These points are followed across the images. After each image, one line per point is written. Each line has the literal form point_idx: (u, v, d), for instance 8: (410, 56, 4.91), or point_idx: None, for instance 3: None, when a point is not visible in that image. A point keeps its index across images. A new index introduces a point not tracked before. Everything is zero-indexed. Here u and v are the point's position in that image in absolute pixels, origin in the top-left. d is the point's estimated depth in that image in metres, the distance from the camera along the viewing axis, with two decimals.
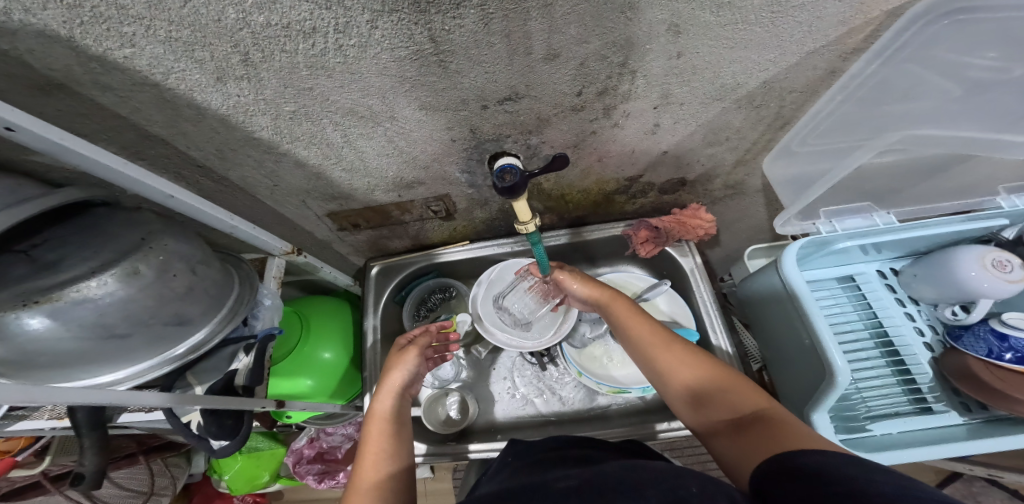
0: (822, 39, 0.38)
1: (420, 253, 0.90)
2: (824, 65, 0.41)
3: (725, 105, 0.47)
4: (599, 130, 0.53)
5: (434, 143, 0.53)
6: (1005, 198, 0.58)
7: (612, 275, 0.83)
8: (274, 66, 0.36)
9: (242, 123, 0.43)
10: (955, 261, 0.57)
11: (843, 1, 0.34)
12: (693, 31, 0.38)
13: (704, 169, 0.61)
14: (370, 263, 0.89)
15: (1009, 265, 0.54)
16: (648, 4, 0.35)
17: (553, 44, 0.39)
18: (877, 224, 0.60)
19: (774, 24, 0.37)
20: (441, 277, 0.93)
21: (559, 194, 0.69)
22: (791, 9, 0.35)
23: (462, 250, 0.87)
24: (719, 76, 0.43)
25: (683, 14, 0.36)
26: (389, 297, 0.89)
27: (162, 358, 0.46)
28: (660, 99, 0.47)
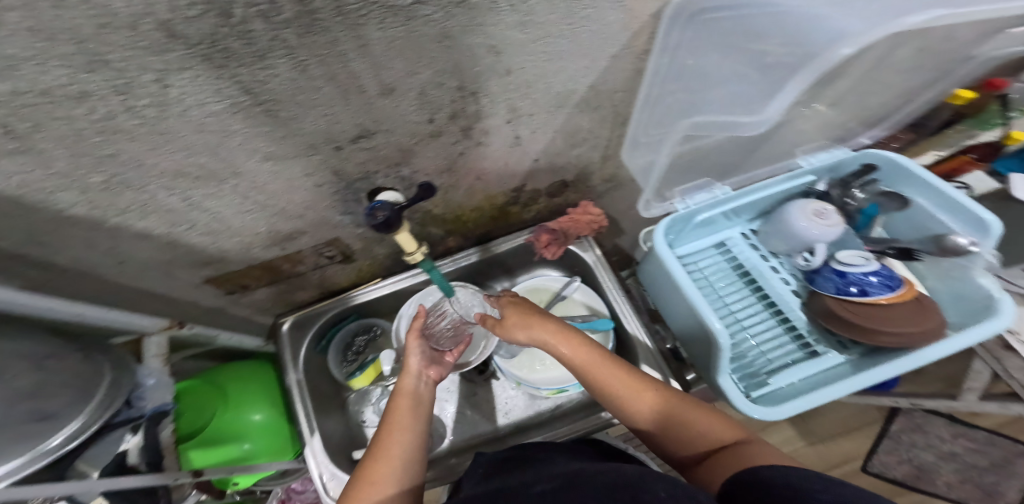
0: (616, 44, 0.41)
1: (334, 299, 0.86)
2: (630, 66, 0.44)
3: (569, 112, 0.49)
4: (466, 151, 0.50)
5: (296, 191, 0.51)
6: (804, 159, 0.68)
7: (528, 281, 0.85)
8: (51, 135, 0.31)
9: (43, 204, 0.38)
10: (791, 217, 0.66)
11: (617, 9, 0.36)
12: (512, 49, 0.37)
13: (578, 168, 0.64)
14: (280, 319, 0.84)
15: (825, 213, 0.64)
16: (462, 31, 0.33)
17: (385, 79, 0.36)
18: (718, 195, 0.68)
19: (576, 35, 0.38)
20: (363, 319, 0.90)
21: (453, 216, 0.70)
22: (581, 21, 0.36)
23: (377, 286, 0.86)
24: (550, 86, 0.43)
25: (496, 36, 0.35)
26: (308, 352, 0.84)
27: (33, 455, 0.36)
28: (511, 113, 0.46)
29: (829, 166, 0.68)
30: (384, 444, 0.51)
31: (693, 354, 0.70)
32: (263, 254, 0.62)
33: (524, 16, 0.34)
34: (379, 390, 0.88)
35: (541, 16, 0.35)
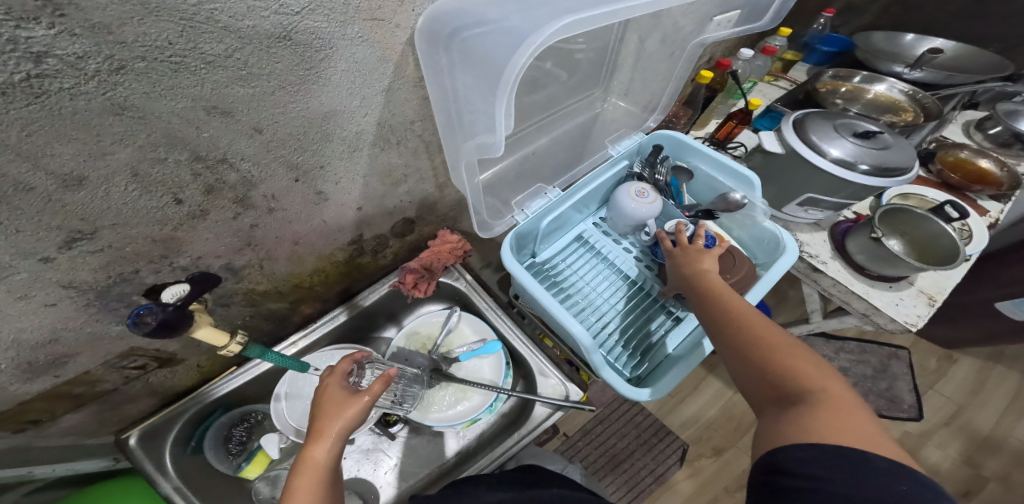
0: (384, 77, 0.36)
1: (189, 399, 0.65)
2: (412, 96, 0.40)
3: (369, 153, 0.43)
4: (259, 220, 0.42)
5: (18, 317, 0.37)
6: (613, 148, 0.74)
7: (410, 326, 0.79)
8: None
9: None
10: (621, 202, 0.72)
11: (364, 44, 0.31)
12: (244, 108, 0.29)
13: (417, 203, 0.60)
14: (121, 437, 0.60)
15: (644, 192, 0.72)
16: (142, 98, 0.25)
17: (54, 167, 0.26)
18: (552, 198, 0.68)
19: (325, 79, 0.32)
20: (235, 409, 0.70)
21: (293, 285, 0.60)
22: (323, 62, 0.30)
23: (238, 374, 0.68)
24: (328, 134, 0.37)
25: (208, 96, 0.27)
26: (176, 457, 0.63)
27: None
28: (295, 170, 0.38)
29: (632, 150, 0.76)
30: None
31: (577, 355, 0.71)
32: (26, 389, 0.46)
33: (238, 70, 0.27)
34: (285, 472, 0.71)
35: (264, 67, 0.28)
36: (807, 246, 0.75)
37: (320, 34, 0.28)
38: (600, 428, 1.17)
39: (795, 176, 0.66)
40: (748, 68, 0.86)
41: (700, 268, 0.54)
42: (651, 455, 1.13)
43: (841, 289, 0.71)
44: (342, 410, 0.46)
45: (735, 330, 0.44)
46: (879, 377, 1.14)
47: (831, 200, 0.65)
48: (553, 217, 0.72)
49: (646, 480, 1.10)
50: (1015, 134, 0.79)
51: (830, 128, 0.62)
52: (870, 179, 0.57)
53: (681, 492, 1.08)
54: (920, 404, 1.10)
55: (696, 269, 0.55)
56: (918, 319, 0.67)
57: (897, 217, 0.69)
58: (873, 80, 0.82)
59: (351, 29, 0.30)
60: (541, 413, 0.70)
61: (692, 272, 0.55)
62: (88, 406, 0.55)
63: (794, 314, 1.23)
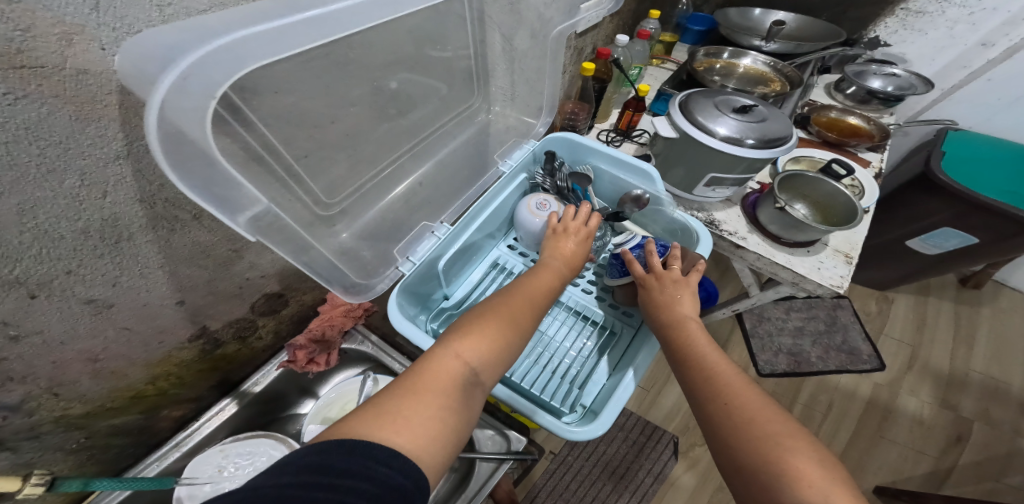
0: (105, 142, 0.26)
1: None
2: None
3: (150, 237, 0.33)
4: (9, 351, 0.31)
5: None
6: (504, 163, 0.66)
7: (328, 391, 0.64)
8: None
9: None
10: (525, 218, 0.66)
11: (22, 104, 0.22)
12: None
13: (276, 270, 0.49)
14: None
15: (546, 203, 0.66)
16: None
17: None
18: (441, 236, 0.57)
19: None
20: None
21: (134, 395, 0.47)
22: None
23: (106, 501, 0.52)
24: (52, 223, 0.27)
25: None
26: None
27: None
28: (22, 281, 0.28)
29: (524, 162, 0.69)
30: (511, 304, 0.43)
31: None
32: None
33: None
34: None
35: None
36: (724, 224, 0.71)
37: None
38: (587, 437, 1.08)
39: (692, 159, 0.62)
40: (628, 53, 0.83)
41: (677, 320, 0.45)
42: (644, 456, 1.06)
43: (766, 262, 0.68)
44: (580, 244, 0.55)
45: (717, 410, 0.36)
46: (834, 332, 1.15)
47: (732, 176, 0.61)
48: (453, 251, 0.63)
49: (647, 481, 1.02)
50: (868, 91, 0.83)
51: (711, 106, 0.59)
52: (759, 152, 0.54)
53: (685, 488, 1.02)
54: (878, 352, 1.10)
55: (674, 313, 0.46)
56: (841, 280, 0.65)
57: (796, 182, 0.67)
58: (739, 55, 0.83)
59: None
60: (483, 471, 0.61)
61: (669, 321, 0.46)
62: None
63: (738, 286, 1.23)
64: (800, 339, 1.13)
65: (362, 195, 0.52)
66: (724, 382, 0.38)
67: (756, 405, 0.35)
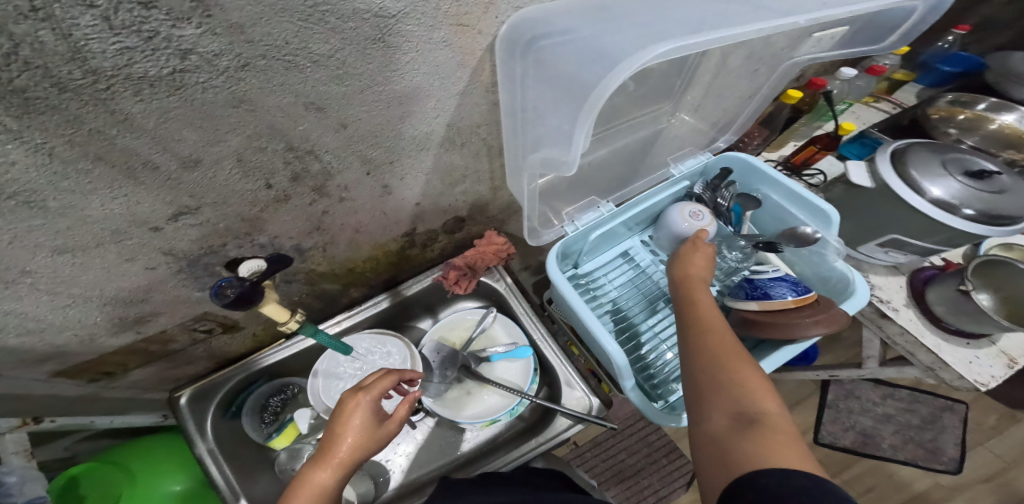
0: (458, 83, 0.37)
1: (236, 365, 0.72)
2: (482, 101, 0.41)
3: (435, 151, 0.45)
4: (330, 208, 0.45)
5: (133, 277, 0.43)
6: (676, 167, 0.72)
7: (445, 318, 0.82)
8: None
9: None
10: (672, 220, 0.70)
11: (447, 48, 0.33)
12: (337, 105, 0.33)
13: (470, 203, 0.60)
14: (174, 394, 0.69)
15: (699, 215, 0.69)
16: (259, 93, 0.28)
17: (177, 152, 0.30)
18: (604, 214, 0.67)
19: (405, 80, 0.34)
20: (276, 377, 0.77)
21: (346, 269, 0.63)
22: (408, 66, 0.32)
23: (284, 347, 0.73)
24: (401, 133, 0.39)
25: (308, 93, 0.30)
26: (216, 420, 0.70)
27: None
28: (367, 165, 0.41)
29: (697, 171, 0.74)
30: None
31: None
32: (113, 341, 0.53)
33: (336, 70, 0.30)
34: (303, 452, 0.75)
35: (358, 67, 0.30)
36: (878, 289, 0.69)
37: (408, 37, 0.30)
38: (611, 441, 1.12)
39: (879, 212, 0.61)
40: (844, 87, 0.79)
41: (690, 295, 0.52)
42: (657, 475, 1.08)
43: (909, 340, 0.65)
44: (331, 470, 0.42)
45: (698, 345, 0.45)
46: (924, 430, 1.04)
47: (920, 243, 0.59)
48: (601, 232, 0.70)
49: (649, 499, 1.05)
50: None
51: (937, 163, 0.56)
52: (974, 225, 0.52)
53: None
54: (963, 459, 1.00)
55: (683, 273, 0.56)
56: (990, 380, 0.61)
57: (997, 270, 0.62)
58: (1001, 108, 0.73)
59: (436, 35, 0.31)
60: (561, 424, 0.71)
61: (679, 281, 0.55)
62: (169, 354, 0.62)
63: (844, 355, 1.15)
64: (880, 424, 1.05)
65: None
66: (705, 323, 0.47)
67: (725, 343, 0.44)
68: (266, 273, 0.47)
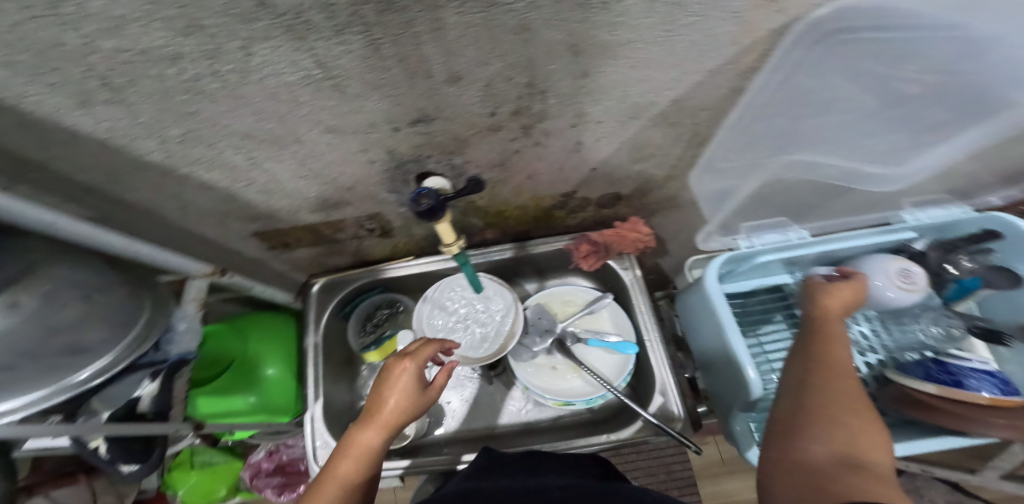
0: (718, 58, 0.36)
1: (364, 268, 0.85)
2: (727, 85, 0.39)
3: (642, 124, 0.45)
4: (523, 148, 0.52)
5: (353, 166, 0.53)
6: (909, 213, 0.70)
7: (559, 288, 0.84)
8: (143, 90, 0.34)
9: (125, 146, 0.40)
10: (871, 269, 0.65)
11: (734, 19, 0.32)
12: (592, 52, 0.36)
13: (637, 184, 0.59)
14: (312, 278, 0.84)
15: (911, 276, 0.63)
16: (542, 26, 0.34)
17: (454, 67, 0.39)
18: (793, 239, 0.64)
19: (671, 43, 0.34)
20: (389, 292, 0.89)
21: (497, 210, 0.68)
22: (683, 28, 0.33)
23: (413, 263, 0.83)
24: (628, 95, 0.40)
25: (578, 34, 0.34)
26: (332, 314, 0.84)
27: (59, 386, 0.41)
28: (576, 118, 0.45)
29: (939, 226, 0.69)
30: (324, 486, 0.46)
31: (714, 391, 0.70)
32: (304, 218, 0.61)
33: (616, 17, 0.32)
34: None
35: (637, 18, 0.32)
36: None
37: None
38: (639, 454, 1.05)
39: None
40: None
41: (825, 327, 0.52)
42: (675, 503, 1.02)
43: None
44: (378, 433, 0.49)
45: (819, 376, 0.46)
46: None
47: None
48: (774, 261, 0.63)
49: None
50: None
51: None
52: None
53: None
54: None
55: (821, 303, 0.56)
56: None
57: None
58: None
59: (734, 4, 0.30)
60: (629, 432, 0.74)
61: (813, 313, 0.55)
62: (329, 242, 0.71)
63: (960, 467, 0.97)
64: None
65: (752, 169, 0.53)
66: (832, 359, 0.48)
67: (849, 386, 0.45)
68: (450, 193, 0.53)
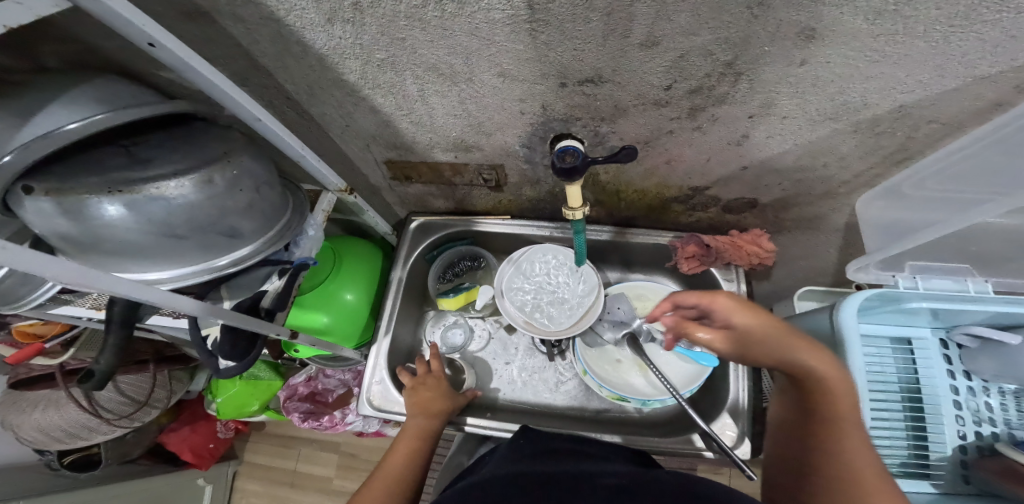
0: (1005, 63, 0.31)
1: (460, 217, 0.86)
2: (991, 96, 0.34)
3: (837, 127, 0.42)
4: (678, 130, 0.50)
5: (503, 113, 0.54)
6: None
7: (644, 284, 0.80)
8: (378, 11, 0.39)
9: (336, 65, 0.48)
10: None
11: None
12: (831, 39, 0.33)
13: (782, 194, 0.56)
14: (412, 216, 0.87)
15: None
16: (783, 3, 0.31)
17: (655, 31, 0.37)
18: (968, 290, 0.56)
19: (945, 41, 0.30)
20: (475, 246, 0.89)
21: (615, 189, 0.66)
22: (978, 26, 0.29)
23: (505, 223, 0.83)
24: (842, 94, 0.37)
25: (825, 18, 0.31)
26: (421, 253, 0.87)
27: (206, 265, 0.49)
28: (760, 108, 0.42)
29: None
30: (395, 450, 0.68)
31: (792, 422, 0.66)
32: (440, 154, 0.66)
33: (888, 5, 0.28)
34: (456, 316, 0.92)
35: (917, 10, 0.28)
36: None
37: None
38: None
39: None
40: None
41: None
42: None
43: None
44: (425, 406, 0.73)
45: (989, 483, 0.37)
46: None
47: None
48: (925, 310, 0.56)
49: None
50: None
51: None
52: None
53: None
54: None
55: None
56: None
57: None
58: None
59: None
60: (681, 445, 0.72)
61: None
62: (446, 183, 0.75)
63: None
64: None
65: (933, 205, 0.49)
66: None
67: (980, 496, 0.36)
68: (590, 157, 0.53)
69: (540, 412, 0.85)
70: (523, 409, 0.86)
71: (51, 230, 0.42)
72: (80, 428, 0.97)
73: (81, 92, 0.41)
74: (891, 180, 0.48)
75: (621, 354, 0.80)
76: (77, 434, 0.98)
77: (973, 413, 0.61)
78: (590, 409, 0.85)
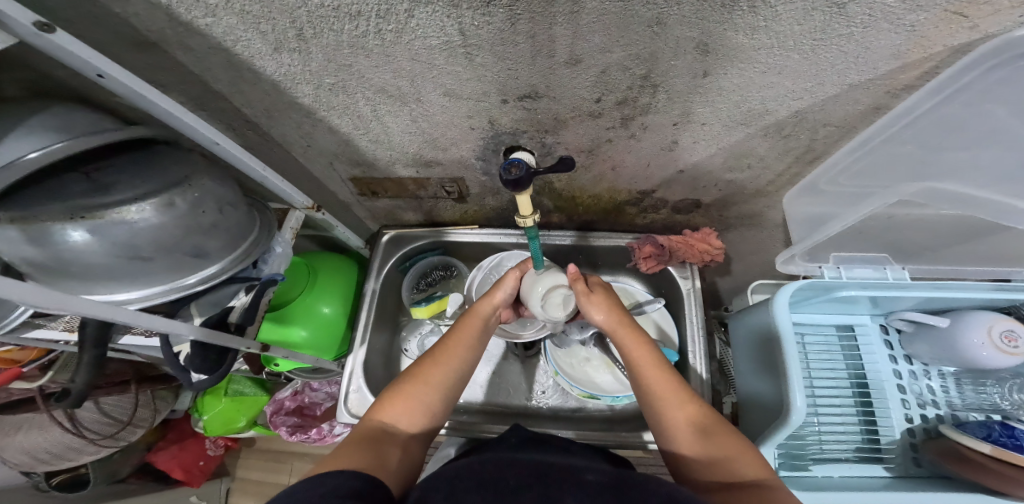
0: (868, 71, 0.36)
1: (431, 229, 0.89)
2: (867, 100, 0.40)
3: (750, 129, 0.46)
4: (616, 138, 0.53)
5: (454, 129, 0.57)
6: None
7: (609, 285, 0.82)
8: (322, 41, 0.42)
9: (289, 89, 0.51)
10: None
11: (905, 33, 0.32)
12: (723, 53, 0.37)
13: (721, 194, 0.60)
14: (383, 230, 0.90)
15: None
16: (676, 21, 0.34)
17: (575, 50, 0.40)
18: (887, 278, 0.60)
19: (815, 52, 0.35)
20: (446, 256, 0.92)
21: (570, 195, 0.70)
22: (835, 39, 0.33)
23: (473, 233, 0.86)
24: (745, 101, 0.42)
25: (712, 35, 0.35)
26: (393, 265, 0.89)
27: (174, 285, 0.52)
28: (681, 117, 0.46)
29: None
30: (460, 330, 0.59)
31: (749, 412, 0.69)
32: (403, 169, 0.69)
33: (760, 21, 0.32)
34: (431, 325, 0.93)
35: (785, 25, 0.32)
36: None
37: (876, 11, 0.30)
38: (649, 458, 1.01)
39: None
40: None
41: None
42: None
43: None
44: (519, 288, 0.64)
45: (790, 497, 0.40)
46: None
47: None
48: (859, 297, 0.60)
49: None
50: None
51: None
52: None
53: None
54: None
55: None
56: None
57: None
58: None
59: (913, 19, 0.30)
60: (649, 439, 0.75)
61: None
62: (412, 197, 0.78)
63: None
64: None
65: (847, 199, 0.53)
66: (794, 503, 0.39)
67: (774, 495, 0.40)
68: (537, 169, 0.56)
69: (517, 415, 0.87)
70: (500, 411, 0.88)
71: (17, 256, 0.44)
72: (63, 450, 0.97)
73: (41, 121, 0.44)
74: (808, 177, 0.52)
75: (592, 354, 0.83)
76: (59, 458, 0.98)
77: (917, 396, 0.64)
78: (565, 409, 0.87)
